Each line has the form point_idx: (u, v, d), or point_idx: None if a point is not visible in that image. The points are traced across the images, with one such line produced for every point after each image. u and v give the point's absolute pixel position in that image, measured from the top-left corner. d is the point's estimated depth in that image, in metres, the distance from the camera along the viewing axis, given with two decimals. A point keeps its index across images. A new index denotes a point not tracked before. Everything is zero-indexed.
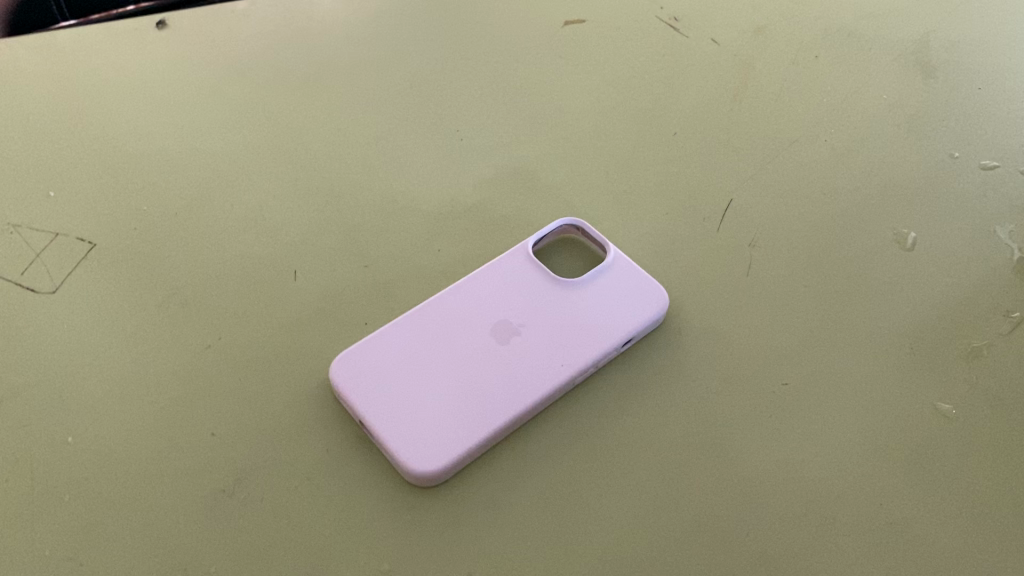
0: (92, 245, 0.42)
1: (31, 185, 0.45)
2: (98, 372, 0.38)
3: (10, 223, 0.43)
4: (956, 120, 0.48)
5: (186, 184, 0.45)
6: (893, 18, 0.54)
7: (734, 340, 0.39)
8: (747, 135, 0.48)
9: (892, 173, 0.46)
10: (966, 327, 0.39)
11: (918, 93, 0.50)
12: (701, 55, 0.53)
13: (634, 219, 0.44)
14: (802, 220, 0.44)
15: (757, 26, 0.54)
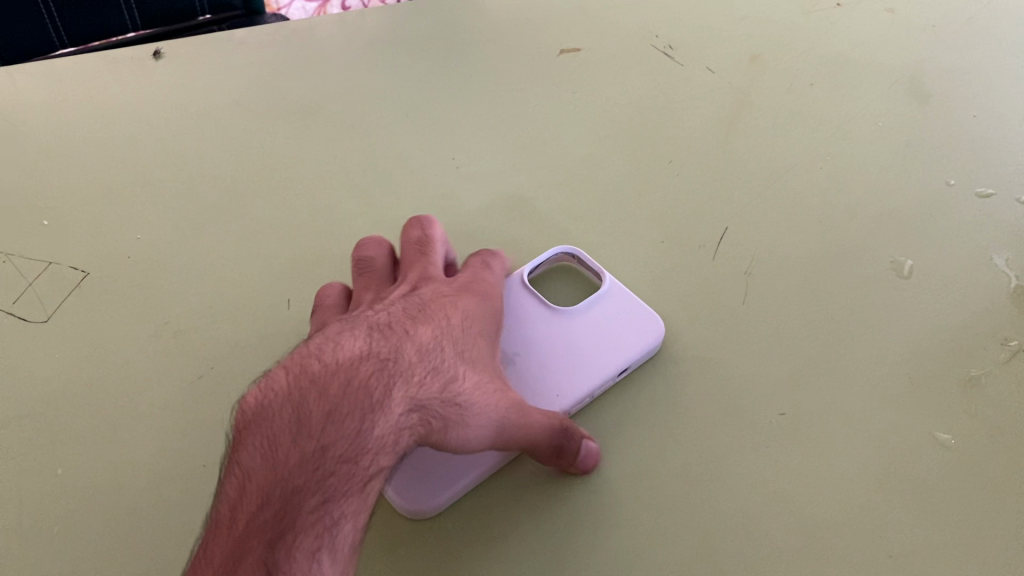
0: (85, 273, 0.42)
1: (26, 214, 0.45)
2: (87, 399, 0.37)
3: (5, 253, 0.43)
4: (951, 148, 0.48)
5: (181, 214, 0.45)
6: (887, 46, 0.54)
7: (730, 366, 0.39)
8: (743, 162, 0.48)
9: (887, 202, 0.46)
10: (964, 355, 0.39)
11: (912, 121, 0.50)
12: (695, 83, 0.53)
13: (630, 248, 0.44)
14: (797, 248, 0.44)
15: (752, 54, 0.54)
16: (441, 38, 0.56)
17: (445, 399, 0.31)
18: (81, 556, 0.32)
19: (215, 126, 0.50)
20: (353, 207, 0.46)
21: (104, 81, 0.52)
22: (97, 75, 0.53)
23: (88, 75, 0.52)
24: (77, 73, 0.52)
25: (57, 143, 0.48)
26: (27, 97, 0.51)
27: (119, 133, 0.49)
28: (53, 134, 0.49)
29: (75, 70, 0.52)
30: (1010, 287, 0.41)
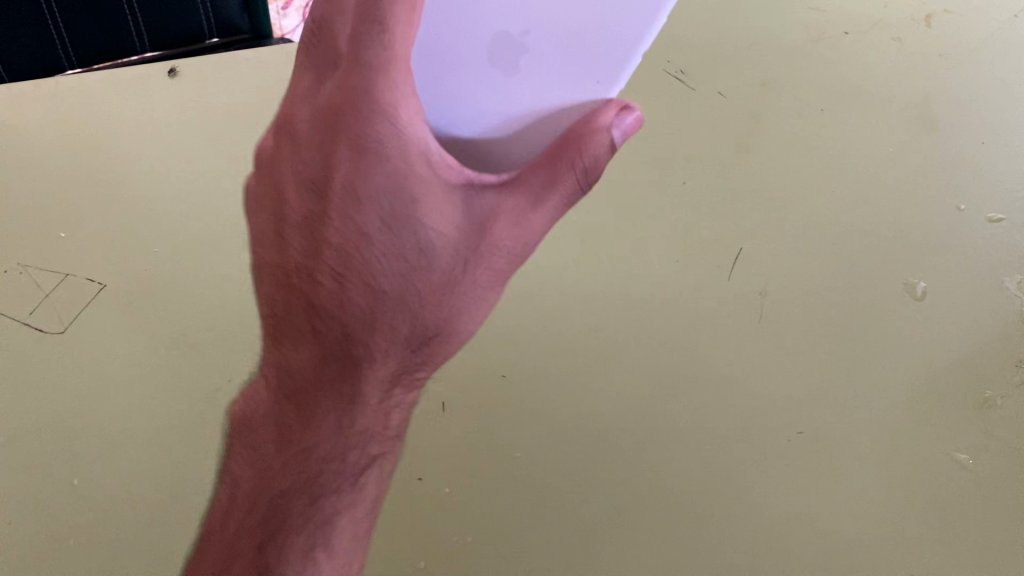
0: (101, 284, 0.47)
1: (39, 229, 0.48)
2: (145, 419, 0.46)
3: (18, 263, 0.47)
4: (972, 158, 0.46)
5: (202, 231, 0.48)
6: (930, 4, 0.49)
7: (738, 392, 0.43)
8: (757, 167, 0.47)
9: (901, 220, 0.45)
10: (978, 378, 0.42)
11: (937, 118, 0.47)
12: (714, 61, 0.49)
13: (649, 266, 0.46)
14: (812, 270, 0.45)
15: (778, 16, 0.49)
16: None
17: None
18: (189, 541, 0.44)
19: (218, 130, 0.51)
20: None
21: None
22: None
23: None
24: None
25: None
26: None
27: None
28: None
29: None
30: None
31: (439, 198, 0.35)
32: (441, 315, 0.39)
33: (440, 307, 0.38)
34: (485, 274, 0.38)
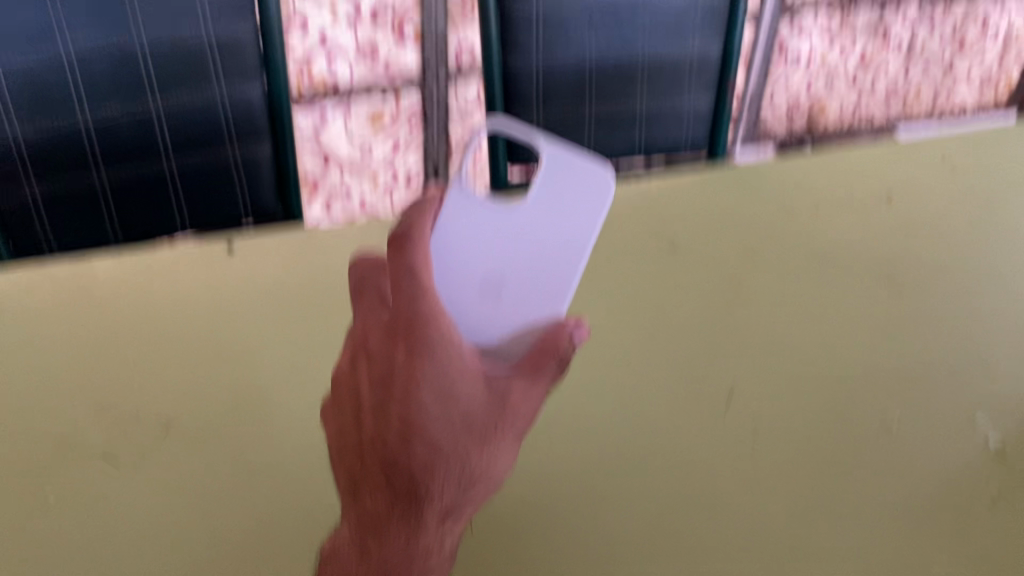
0: (169, 432, 0.60)
1: (122, 381, 0.63)
2: (190, 534, 0.55)
3: (102, 406, 0.61)
4: (902, 386, 0.62)
5: (265, 397, 0.62)
6: (841, 264, 0.72)
7: (705, 535, 0.54)
8: (732, 367, 0.63)
9: (834, 401, 0.61)
10: (895, 530, 0.54)
11: (867, 349, 0.64)
12: (691, 297, 0.69)
13: (651, 442, 0.59)
14: (774, 438, 0.59)
15: (735, 270, 0.71)
16: None
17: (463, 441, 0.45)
18: None
19: (287, 325, 0.67)
20: None
21: (205, 283, 0.70)
22: (198, 276, 0.70)
23: (189, 277, 0.70)
24: (180, 278, 0.70)
25: (156, 340, 0.66)
26: (140, 300, 0.69)
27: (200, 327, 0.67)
28: (157, 335, 0.66)
29: (180, 275, 0.70)
30: (936, 490, 0.56)
31: (463, 362, 0.45)
32: (476, 456, 0.45)
33: (480, 455, 0.45)
34: (511, 432, 0.47)
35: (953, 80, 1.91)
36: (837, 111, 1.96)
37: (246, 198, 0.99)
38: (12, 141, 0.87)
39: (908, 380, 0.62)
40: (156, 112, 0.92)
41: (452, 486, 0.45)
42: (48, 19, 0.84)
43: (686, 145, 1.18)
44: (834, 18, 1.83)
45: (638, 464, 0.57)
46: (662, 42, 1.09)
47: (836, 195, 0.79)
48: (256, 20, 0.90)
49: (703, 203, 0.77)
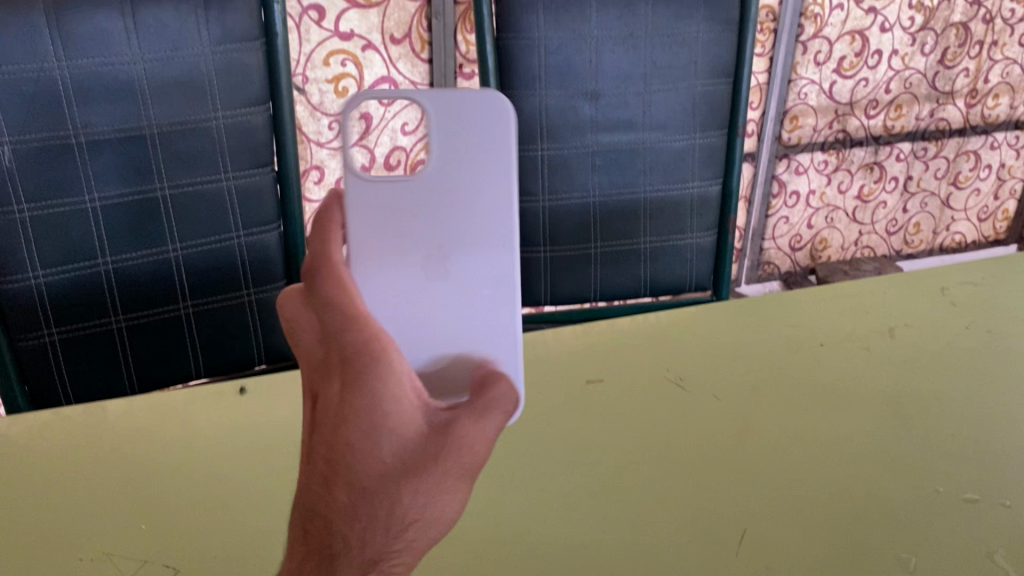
0: (175, 569, 0.59)
1: (133, 521, 0.63)
2: None
3: (105, 550, 0.61)
4: (924, 501, 0.61)
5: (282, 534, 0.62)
6: (852, 391, 0.73)
7: None
8: (751, 489, 0.63)
9: (859, 515, 0.60)
10: None
11: (884, 470, 0.64)
12: (703, 426, 0.70)
13: (676, 557, 0.57)
14: (802, 552, 0.57)
15: (746, 401, 0.72)
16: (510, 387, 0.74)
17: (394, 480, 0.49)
18: None
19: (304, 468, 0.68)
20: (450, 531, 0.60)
21: (225, 432, 0.72)
22: (217, 424, 0.73)
23: (208, 425, 0.73)
24: (200, 428, 0.73)
25: (172, 483, 0.67)
26: (161, 446, 0.71)
27: (217, 470, 0.68)
28: (173, 479, 0.67)
29: (201, 424, 0.73)
30: None
31: (406, 399, 0.50)
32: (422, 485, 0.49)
33: (412, 495, 0.49)
34: (450, 474, 0.50)
35: (952, 218, 2.31)
36: (838, 249, 2.24)
37: (259, 341, 1.02)
38: (35, 286, 0.88)
39: (939, 503, 0.61)
40: (176, 259, 0.94)
41: (386, 510, 0.49)
42: (77, 171, 0.87)
43: (692, 283, 1.19)
44: (831, 162, 2.06)
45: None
46: (663, 184, 1.13)
47: (840, 331, 0.81)
48: (273, 168, 0.99)
49: (707, 348, 0.79)
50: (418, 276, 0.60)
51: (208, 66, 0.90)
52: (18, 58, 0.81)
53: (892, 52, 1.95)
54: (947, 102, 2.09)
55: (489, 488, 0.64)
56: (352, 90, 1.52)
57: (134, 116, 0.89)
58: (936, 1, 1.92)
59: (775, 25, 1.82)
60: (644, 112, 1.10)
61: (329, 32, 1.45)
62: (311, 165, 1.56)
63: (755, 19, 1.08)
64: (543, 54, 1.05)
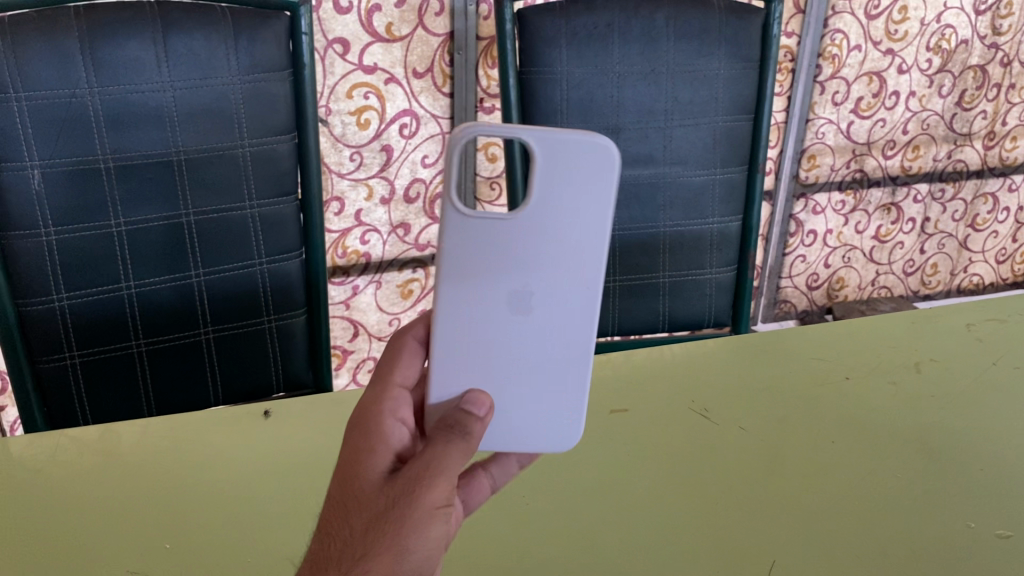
0: None
1: (156, 541, 0.63)
2: None
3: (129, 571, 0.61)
4: (955, 536, 0.60)
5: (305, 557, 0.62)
6: (878, 427, 0.72)
7: None
8: (777, 523, 0.62)
9: (888, 551, 0.59)
10: None
11: (914, 504, 0.63)
12: (729, 457, 0.69)
13: None
14: None
15: (771, 433, 0.72)
16: None
17: (370, 504, 0.52)
18: None
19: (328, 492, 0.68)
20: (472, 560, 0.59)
21: (247, 454, 0.72)
22: (240, 446, 0.73)
23: (231, 448, 0.73)
24: (224, 449, 0.73)
25: (196, 504, 0.67)
26: (184, 468, 0.71)
27: (241, 492, 0.68)
28: (196, 500, 0.67)
29: (224, 446, 0.73)
30: None
31: (387, 446, 0.56)
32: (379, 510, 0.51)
33: (381, 515, 0.50)
34: (411, 498, 0.50)
35: (969, 259, 2.30)
36: (855, 289, 2.23)
37: (278, 368, 1.02)
38: (59, 307, 0.89)
39: (971, 539, 0.60)
40: (198, 284, 0.95)
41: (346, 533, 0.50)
42: (104, 195, 0.88)
43: (710, 319, 1.19)
44: (848, 202, 2.06)
45: None
46: (682, 218, 1.13)
47: (866, 366, 0.81)
48: (297, 196, 0.99)
49: (732, 381, 0.79)
50: (498, 315, 0.58)
51: (236, 94, 0.91)
52: (51, 85, 0.83)
53: (909, 93, 1.96)
54: (964, 144, 2.09)
55: (513, 515, 0.63)
56: (375, 122, 1.54)
57: (163, 142, 0.89)
58: (954, 44, 1.93)
59: (793, 65, 1.83)
60: (664, 147, 1.11)
61: (353, 65, 1.47)
62: (331, 196, 1.57)
63: (774, 58, 1.09)
64: (565, 88, 1.06)
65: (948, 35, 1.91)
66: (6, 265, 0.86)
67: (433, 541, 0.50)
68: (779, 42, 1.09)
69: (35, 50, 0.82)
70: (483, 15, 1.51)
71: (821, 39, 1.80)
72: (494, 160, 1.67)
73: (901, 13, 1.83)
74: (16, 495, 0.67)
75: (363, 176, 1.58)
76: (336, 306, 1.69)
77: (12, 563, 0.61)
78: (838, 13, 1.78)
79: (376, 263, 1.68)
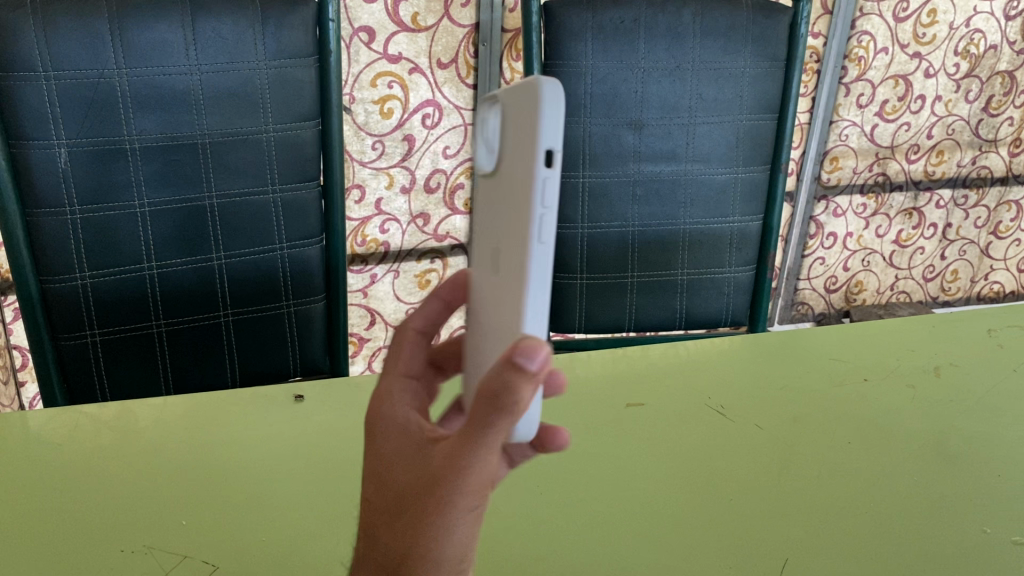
0: (215, 565, 0.59)
1: (173, 517, 0.64)
2: None
3: (146, 544, 0.61)
4: (967, 540, 0.60)
5: (320, 538, 0.62)
6: (895, 429, 0.72)
7: None
8: (789, 521, 0.62)
9: (898, 553, 0.59)
10: None
11: (926, 507, 0.63)
12: (744, 455, 0.69)
13: None
14: None
15: (784, 432, 0.72)
16: (554, 408, 0.74)
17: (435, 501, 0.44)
18: None
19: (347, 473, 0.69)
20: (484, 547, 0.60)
21: (267, 435, 0.73)
22: (257, 428, 0.74)
23: (250, 428, 0.74)
24: (243, 430, 0.74)
25: (214, 482, 0.68)
26: (203, 446, 0.72)
27: (259, 471, 0.69)
28: (214, 478, 0.68)
29: (243, 427, 0.74)
30: None
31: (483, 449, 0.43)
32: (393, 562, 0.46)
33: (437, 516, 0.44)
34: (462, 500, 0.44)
35: (991, 267, 2.28)
36: (874, 293, 2.21)
37: (296, 353, 1.02)
38: (81, 285, 0.90)
39: (992, 545, 0.59)
40: (219, 267, 0.96)
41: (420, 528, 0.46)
42: (129, 176, 0.89)
43: (728, 318, 1.18)
44: (869, 205, 2.05)
45: None
46: (702, 217, 1.13)
47: (885, 368, 0.80)
48: (319, 182, 0.99)
49: (749, 379, 0.79)
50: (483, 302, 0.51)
51: (263, 79, 0.92)
52: (79, 64, 0.84)
53: (935, 97, 1.94)
54: (990, 150, 2.08)
55: (529, 506, 0.64)
56: (398, 111, 1.54)
57: (188, 125, 0.90)
58: (982, 49, 1.91)
59: (819, 65, 1.82)
60: (687, 144, 1.10)
61: (378, 54, 1.48)
62: (353, 184, 1.59)
63: (801, 58, 1.09)
64: (589, 82, 1.06)
65: (976, 40, 1.89)
66: (31, 241, 0.87)
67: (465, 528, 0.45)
68: (806, 43, 1.08)
69: (65, 31, 0.82)
70: (509, 8, 1.51)
71: (847, 40, 1.79)
72: None
73: (930, 16, 1.82)
74: (38, 468, 0.68)
75: (384, 165, 1.59)
76: (354, 293, 1.70)
77: (35, 535, 0.62)
78: (867, 14, 1.76)
79: (395, 252, 1.69)
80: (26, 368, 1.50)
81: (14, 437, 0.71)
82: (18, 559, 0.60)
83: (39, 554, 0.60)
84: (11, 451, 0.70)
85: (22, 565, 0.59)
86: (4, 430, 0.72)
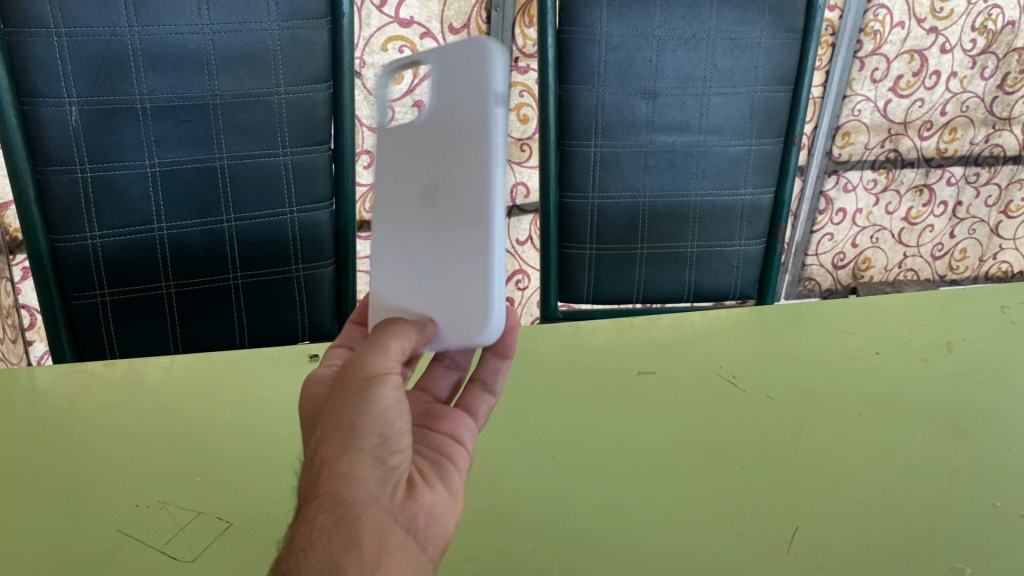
0: (229, 522, 0.60)
1: (187, 472, 0.65)
2: None
3: (161, 500, 0.62)
4: (976, 510, 0.61)
5: None
6: (908, 401, 0.72)
7: None
8: (798, 488, 0.63)
9: (907, 521, 0.60)
10: None
11: (938, 478, 0.64)
12: (754, 424, 0.69)
13: (725, 547, 0.57)
14: (850, 552, 0.57)
15: (793, 400, 0.72)
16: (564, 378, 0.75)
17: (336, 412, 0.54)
18: None
19: None
20: (497, 508, 0.61)
21: (278, 394, 0.73)
22: (268, 386, 0.74)
23: (261, 387, 0.74)
24: (256, 388, 0.74)
25: (226, 438, 0.68)
26: (215, 403, 0.72)
27: (270, 429, 0.69)
28: (227, 434, 0.69)
29: (255, 385, 0.74)
30: None
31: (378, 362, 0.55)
32: (348, 508, 0.50)
33: (344, 412, 0.53)
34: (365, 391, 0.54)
35: (1000, 246, 2.27)
36: (881, 270, 2.21)
37: (304, 317, 1.02)
38: (91, 245, 0.90)
39: (1002, 518, 0.60)
40: (228, 229, 0.95)
41: (325, 435, 0.53)
42: (139, 135, 0.89)
43: (736, 291, 1.18)
44: (880, 181, 2.04)
45: (710, 561, 0.56)
46: (715, 188, 1.12)
47: (895, 343, 0.80)
48: (330, 146, 0.98)
49: (759, 349, 0.79)
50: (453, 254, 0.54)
51: (274, 40, 0.90)
52: (89, 22, 0.83)
53: (951, 74, 1.92)
54: (1003, 128, 2.06)
55: (540, 469, 0.64)
56: (408, 77, 1.53)
57: (198, 86, 0.89)
58: (1000, 25, 1.89)
59: (833, 39, 1.80)
60: (701, 115, 1.09)
61: (389, 18, 1.46)
62: (361, 149, 1.58)
63: (819, 29, 1.06)
64: (604, 49, 1.04)
65: (994, 15, 1.87)
66: (42, 199, 0.86)
67: (372, 414, 0.53)
68: (824, 14, 1.05)
69: None
70: None
71: (863, 14, 1.76)
72: (526, 120, 1.65)
73: None
74: (50, 423, 0.69)
75: None
76: (362, 260, 1.70)
77: (50, 488, 0.63)
78: None
79: None
80: (34, 327, 1.51)
81: (28, 392, 0.72)
82: (34, 510, 0.60)
83: (53, 508, 0.61)
84: (22, 405, 0.70)
85: (39, 518, 0.60)
86: (14, 384, 0.72)
